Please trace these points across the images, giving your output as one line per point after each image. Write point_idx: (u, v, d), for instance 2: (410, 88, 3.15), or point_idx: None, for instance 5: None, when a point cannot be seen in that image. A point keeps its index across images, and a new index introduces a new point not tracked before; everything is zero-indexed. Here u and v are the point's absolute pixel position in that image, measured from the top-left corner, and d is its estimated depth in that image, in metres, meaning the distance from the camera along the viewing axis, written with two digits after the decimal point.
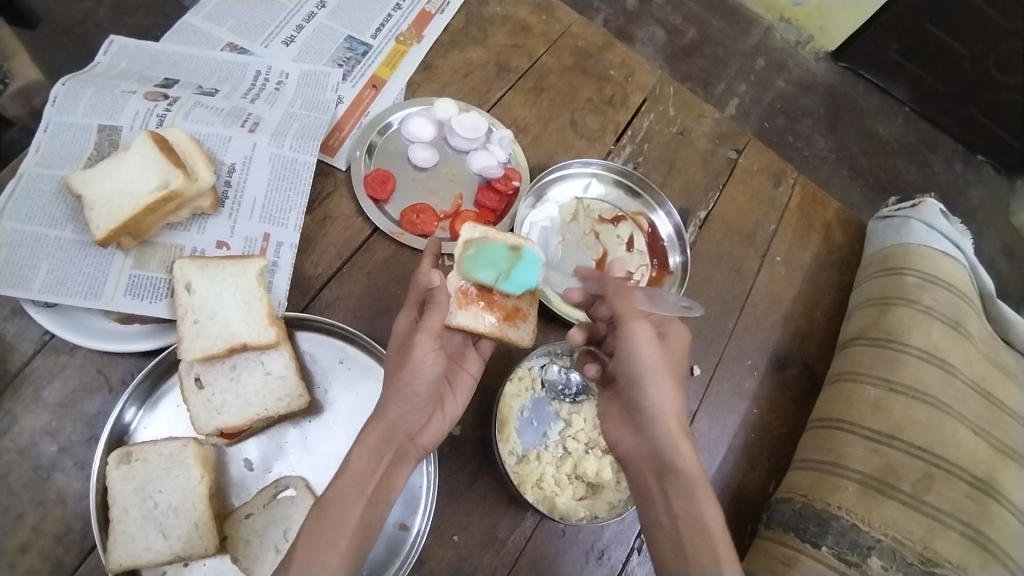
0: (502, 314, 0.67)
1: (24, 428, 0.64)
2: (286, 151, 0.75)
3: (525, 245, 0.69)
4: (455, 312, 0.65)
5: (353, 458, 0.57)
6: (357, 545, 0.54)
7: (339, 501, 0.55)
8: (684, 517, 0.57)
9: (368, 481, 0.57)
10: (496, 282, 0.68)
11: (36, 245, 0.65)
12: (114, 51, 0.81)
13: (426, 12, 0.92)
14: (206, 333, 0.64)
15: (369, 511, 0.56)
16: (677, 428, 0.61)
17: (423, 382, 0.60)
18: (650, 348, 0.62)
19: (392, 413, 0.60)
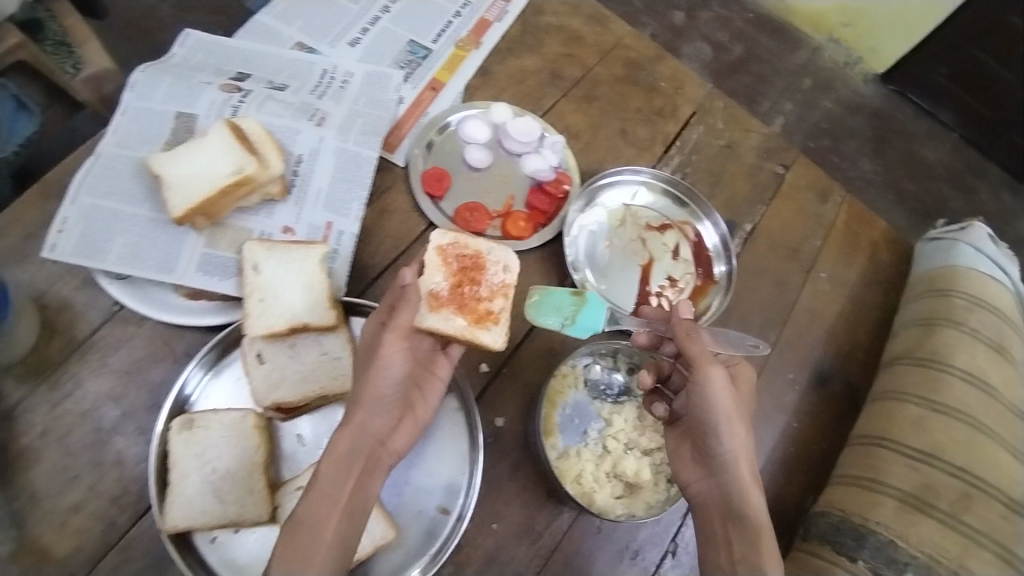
0: (473, 317, 0.66)
1: (88, 392, 0.68)
2: (351, 145, 0.78)
3: (494, 252, 0.69)
4: (426, 314, 0.64)
5: (320, 472, 0.57)
6: (337, 556, 0.54)
7: (312, 518, 0.55)
8: (746, 563, 0.57)
9: (340, 491, 0.56)
10: (467, 285, 0.67)
11: (113, 219, 0.69)
12: (190, 44, 0.86)
13: (484, 20, 0.96)
14: (270, 312, 0.68)
15: (345, 522, 0.55)
16: (750, 475, 0.61)
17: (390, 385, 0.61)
18: (725, 395, 0.61)
19: (358, 419, 0.60)
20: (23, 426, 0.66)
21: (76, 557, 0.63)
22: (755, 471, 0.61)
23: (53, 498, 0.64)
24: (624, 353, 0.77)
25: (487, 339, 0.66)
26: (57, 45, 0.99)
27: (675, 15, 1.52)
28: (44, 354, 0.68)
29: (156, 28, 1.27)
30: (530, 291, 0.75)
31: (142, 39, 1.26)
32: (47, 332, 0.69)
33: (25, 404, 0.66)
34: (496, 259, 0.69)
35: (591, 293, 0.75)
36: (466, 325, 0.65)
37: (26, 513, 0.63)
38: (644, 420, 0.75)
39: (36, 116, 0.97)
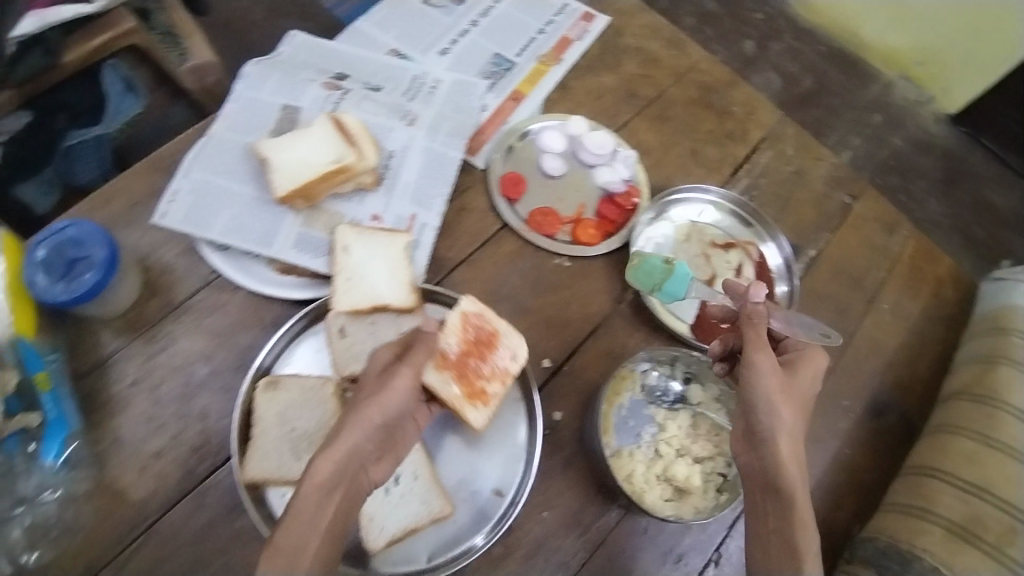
0: (468, 390, 0.68)
1: (181, 349, 0.74)
2: (438, 146, 0.84)
3: (509, 336, 0.73)
4: (430, 370, 0.67)
5: (299, 495, 0.55)
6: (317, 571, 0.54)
7: (297, 541, 0.54)
8: (778, 535, 0.60)
9: (318, 518, 0.55)
10: (473, 358, 0.70)
11: (221, 195, 0.76)
12: (294, 44, 0.93)
13: (566, 37, 1.01)
14: (355, 290, 0.73)
15: (323, 545, 0.55)
16: (791, 456, 0.61)
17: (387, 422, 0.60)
18: (769, 376, 0.62)
19: (346, 442, 0.57)
20: (118, 373, 0.72)
21: (153, 500, 0.68)
22: (796, 449, 0.61)
23: (138, 443, 0.70)
24: (683, 363, 0.79)
25: (472, 417, 0.68)
26: (165, 35, 1.07)
27: (746, 44, 1.58)
28: (144, 311, 0.75)
29: (256, 30, 1.38)
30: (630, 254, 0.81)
31: (244, 38, 1.36)
32: (147, 292, 0.76)
33: (123, 355, 0.73)
34: (509, 346, 0.72)
35: (682, 264, 0.79)
36: (461, 396, 0.67)
37: (111, 455, 0.69)
38: (698, 428, 0.77)
39: (140, 99, 1.05)
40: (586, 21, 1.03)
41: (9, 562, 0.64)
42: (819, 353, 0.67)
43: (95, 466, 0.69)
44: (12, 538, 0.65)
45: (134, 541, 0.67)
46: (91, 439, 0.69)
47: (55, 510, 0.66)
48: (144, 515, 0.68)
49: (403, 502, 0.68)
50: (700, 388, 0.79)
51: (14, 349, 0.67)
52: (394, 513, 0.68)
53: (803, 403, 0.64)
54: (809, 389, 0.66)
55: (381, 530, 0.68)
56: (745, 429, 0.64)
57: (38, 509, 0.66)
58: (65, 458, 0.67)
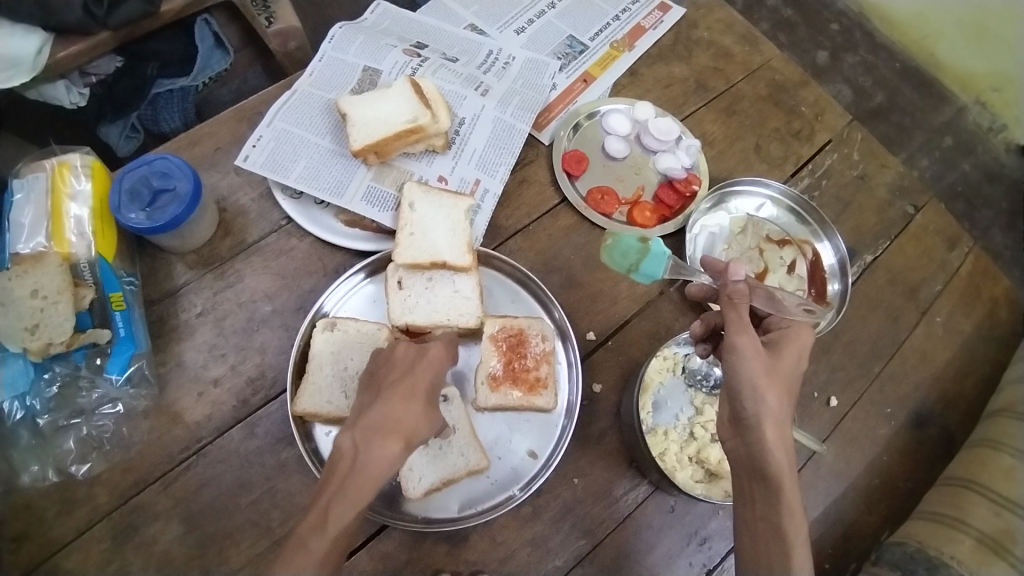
0: (526, 387, 0.73)
1: (248, 287, 0.79)
2: (507, 117, 0.87)
3: (534, 324, 0.76)
4: (487, 394, 0.73)
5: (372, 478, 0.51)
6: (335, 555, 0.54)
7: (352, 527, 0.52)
8: (766, 523, 0.58)
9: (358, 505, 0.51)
10: (516, 360, 0.74)
11: (300, 145, 0.80)
12: (379, 12, 0.97)
13: (640, 25, 1.02)
14: (416, 246, 0.76)
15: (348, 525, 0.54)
16: (778, 440, 0.58)
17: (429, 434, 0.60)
18: (752, 365, 0.60)
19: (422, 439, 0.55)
20: (187, 304, 0.78)
21: (207, 424, 0.73)
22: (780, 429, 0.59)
23: (198, 369, 0.75)
24: None
25: (541, 401, 0.73)
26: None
27: (819, 55, 1.57)
28: (216, 249, 0.80)
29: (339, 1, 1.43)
30: (607, 233, 0.85)
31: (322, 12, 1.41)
32: (222, 231, 0.81)
33: (193, 287, 0.78)
34: (537, 330, 0.76)
35: (657, 242, 0.82)
36: (522, 397, 0.73)
37: (173, 378, 0.74)
38: None
39: (228, 55, 1.08)
40: (661, 11, 1.04)
41: (60, 472, 0.69)
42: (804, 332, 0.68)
43: (157, 387, 0.74)
44: (69, 447, 0.70)
45: (185, 459, 0.71)
46: (155, 360, 0.75)
47: (114, 424, 0.71)
48: (197, 436, 0.72)
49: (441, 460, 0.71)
50: None
51: (93, 268, 0.72)
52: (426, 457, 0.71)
53: (787, 384, 0.62)
54: (794, 371, 0.64)
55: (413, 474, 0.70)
56: (731, 415, 0.62)
57: (96, 423, 0.71)
58: (128, 375, 0.72)
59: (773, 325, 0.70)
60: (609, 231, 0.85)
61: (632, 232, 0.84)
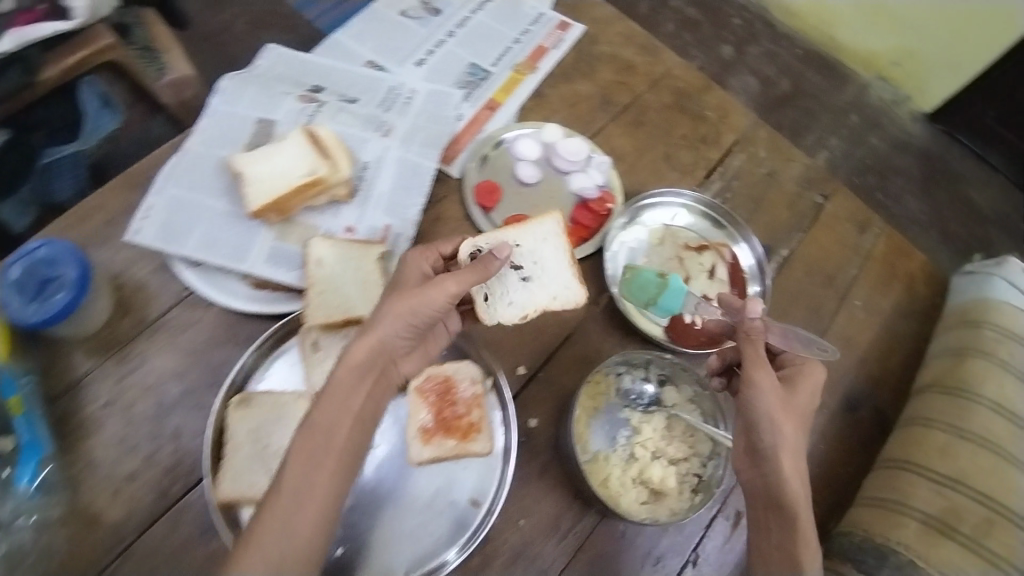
0: (459, 434, 0.73)
1: (153, 369, 0.75)
2: (412, 156, 0.85)
3: (461, 368, 0.76)
4: (420, 448, 0.72)
5: (338, 374, 0.61)
6: (344, 461, 0.59)
7: (326, 420, 0.59)
8: (783, 550, 0.62)
9: (353, 397, 0.61)
10: (447, 407, 0.74)
11: (195, 211, 0.77)
12: (272, 57, 0.92)
13: (542, 46, 1.02)
14: (328, 303, 0.73)
15: (357, 427, 0.60)
16: (793, 471, 0.62)
17: (424, 315, 0.64)
18: (771, 398, 0.63)
19: (381, 333, 0.62)
20: (90, 396, 0.73)
21: (128, 522, 0.68)
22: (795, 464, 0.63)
23: (110, 465, 0.70)
24: (657, 365, 0.79)
25: (477, 446, 0.73)
26: (143, 51, 1.05)
27: (724, 49, 1.60)
28: (118, 330, 0.76)
29: (238, 43, 1.39)
30: (624, 271, 0.86)
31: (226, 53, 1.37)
32: (121, 311, 0.76)
33: (97, 375, 0.74)
34: (464, 375, 0.76)
35: (675, 277, 0.84)
36: (457, 445, 0.72)
37: (83, 478, 0.69)
38: (672, 430, 0.78)
39: (117, 114, 1.09)
40: (561, 30, 1.03)
41: None
42: (818, 369, 0.69)
43: (67, 490, 0.68)
44: None
45: (107, 564, 0.67)
46: (62, 462, 0.69)
47: (33, 534, 0.66)
48: (118, 537, 0.68)
49: (547, 252, 0.77)
50: (675, 390, 0.80)
51: None
52: (545, 282, 0.76)
53: (801, 418, 0.65)
54: (809, 406, 0.67)
55: (553, 298, 0.75)
56: (747, 446, 0.65)
57: (14, 536, 0.65)
58: (39, 482, 0.67)
59: (786, 361, 0.72)
60: (626, 267, 0.86)
61: (650, 270, 0.86)
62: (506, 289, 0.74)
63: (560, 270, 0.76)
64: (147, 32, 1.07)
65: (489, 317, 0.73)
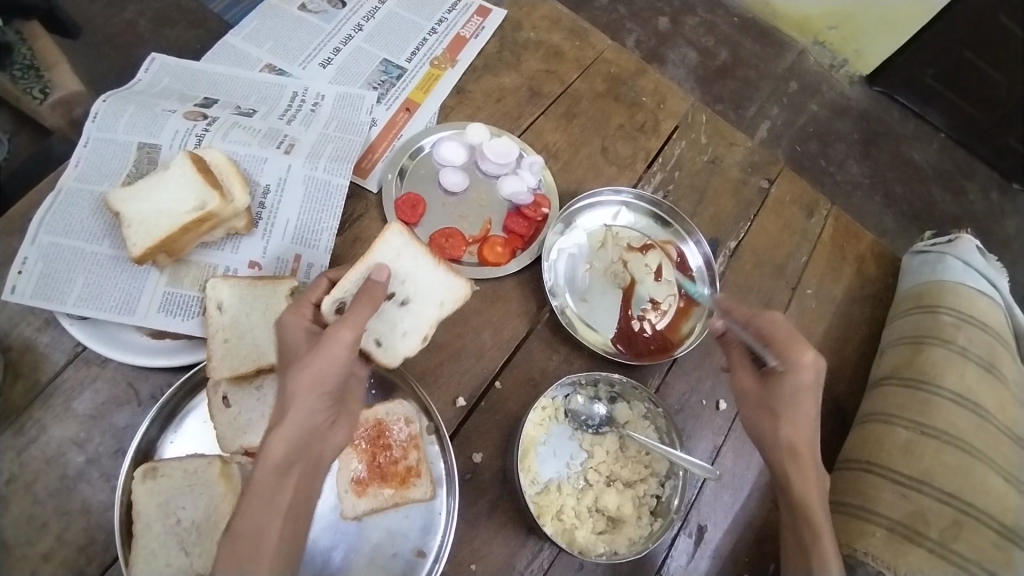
0: (396, 482, 0.65)
1: (53, 437, 0.65)
2: (320, 173, 0.77)
3: (393, 408, 0.68)
4: (354, 502, 0.64)
5: (256, 479, 0.50)
6: (282, 561, 0.50)
7: (255, 524, 0.49)
8: (794, 540, 0.65)
9: (277, 497, 0.50)
10: (380, 452, 0.67)
11: (74, 259, 0.68)
12: (155, 69, 0.83)
13: (460, 36, 0.93)
14: (235, 352, 0.67)
15: (290, 523, 0.51)
16: (789, 458, 0.65)
17: (335, 377, 0.54)
18: (743, 399, 0.69)
19: (299, 416, 0.52)
20: None
21: None
22: (795, 455, 0.65)
23: (21, 548, 0.61)
24: (605, 384, 0.74)
25: (416, 494, 0.65)
26: (25, 70, 0.96)
27: (660, 21, 1.54)
28: (9, 400, 0.66)
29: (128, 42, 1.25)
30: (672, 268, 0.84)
31: (113, 46, 1.18)
32: (11, 374, 0.67)
33: None
34: (397, 415, 0.68)
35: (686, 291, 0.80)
36: (394, 492, 0.65)
37: None
38: (626, 451, 0.73)
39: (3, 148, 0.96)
40: (481, 16, 0.95)
41: None
42: (808, 353, 0.65)
43: None
44: None
45: None
46: None
47: None
48: None
49: (410, 265, 0.69)
50: (626, 407, 0.75)
51: None
52: (425, 295, 0.69)
53: (793, 408, 0.65)
54: (795, 394, 0.65)
55: (441, 305, 0.69)
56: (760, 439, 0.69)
57: None
58: None
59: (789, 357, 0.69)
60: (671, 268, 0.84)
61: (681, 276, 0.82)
62: (392, 323, 0.67)
63: (432, 275, 0.69)
64: (31, 48, 0.98)
65: (392, 359, 0.67)
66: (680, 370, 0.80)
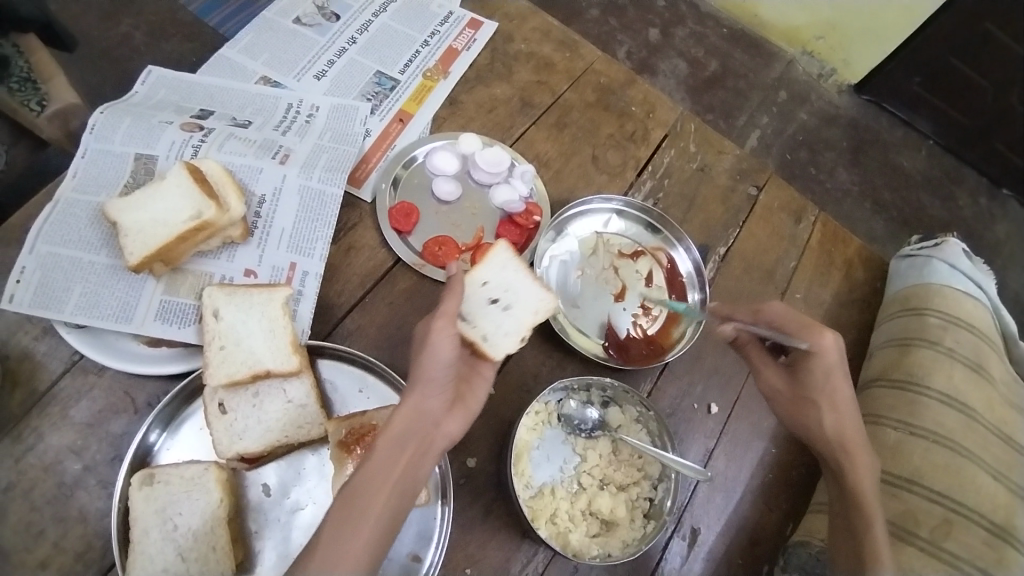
0: None
1: (51, 445, 0.66)
2: (315, 183, 0.78)
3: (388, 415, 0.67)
4: None
5: (373, 449, 0.54)
6: (383, 531, 0.53)
7: (362, 489, 0.53)
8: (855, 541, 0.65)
9: (390, 472, 0.54)
10: None
11: (71, 268, 0.69)
12: (152, 81, 0.84)
13: (453, 48, 0.95)
14: (231, 359, 0.67)
15: (394, 498, 0.54)
16: (855, 453, 0.68)
17: (442, 368, 0.56)
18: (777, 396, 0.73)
19: (413, 401, 0.56)
20: None
21: None
22: (843, 446, 0.68)
23: (19, 556, 0.61)
24: (598, 388, 0.75)
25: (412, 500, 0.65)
26: (23, 82, 0.94)
27: (651, 33, 1.56)
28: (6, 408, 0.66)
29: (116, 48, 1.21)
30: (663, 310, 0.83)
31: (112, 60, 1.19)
32: (9, 383, 0.67)
33: None
34: None
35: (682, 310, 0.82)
36: None
37: None
38: (619, 454, 0.74)
39: None
40: (472, 29, 0.97)
41: None
42: (827, 334, 0.67)
43: None
44: None
45: None
46: None
47: None
48: None
49: (511, 277, 0.72)
50: (619, 410, 0.76)
51: None
52: (523, 301, 0.71)
53: (828, 397, 0.69)
54: (824, 378, 0.69)
55: (537, 313, 0.70)
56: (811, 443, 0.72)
57: None
58: None
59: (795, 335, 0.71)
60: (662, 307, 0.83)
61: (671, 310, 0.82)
62: (494, 323, 0.68)
63: (525, 285, 0.72)
64: (29, 61, 0.96)
65: (496, 352, 0.66)
66: (671, 374, 0.82)
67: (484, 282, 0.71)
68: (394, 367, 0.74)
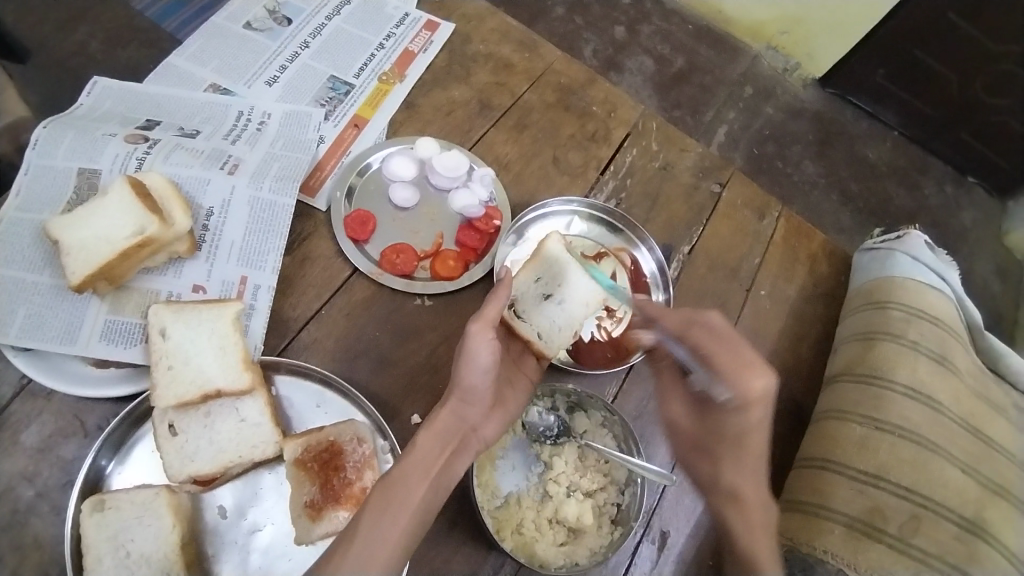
0: (353, 504, 0.63)
1: (1, 472, 0.63)
2: (265, 194, 0.76)
3: (344, 430, 0.65)
4: (310, 527, 0.62)
5: (420, 443, 0.60)
6: (419, 520, 0.57)
7: (403, 480, 0.58)
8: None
9: (433, 464, 0.60)
10: (333, 475, 0.64)
11: (13, 289, 0.66)
12: (98, 92, 0.81)
13: (409, 51, 0.93)
14: (180, 379, 0.65)
15: (432, 491, 0.59)
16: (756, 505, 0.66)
17: (483, 373, 0.62)
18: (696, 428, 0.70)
19: (456, 403, 0.63)
20: None
21: None
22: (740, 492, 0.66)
23: None
24: (562, 394, 0.75)
25: None
26: None
27: (617, 30, 1.56)
28: None
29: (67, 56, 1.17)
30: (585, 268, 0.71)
31: (63, 67, 1.15)
32: None
33: None
34: (348, 436, 0.65)
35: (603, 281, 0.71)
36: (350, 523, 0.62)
37: None
38: (585, 461, 0.73)
39: None
40: (429, 30, 0.95)
41: None
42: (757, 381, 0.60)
43: None
44: None
45: None
46: None
47: None
48: None
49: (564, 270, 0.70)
50: (584, 416, 0.75)
51: None
52: (575, 294, 0.70)
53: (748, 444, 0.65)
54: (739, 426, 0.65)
55: (588, 305, 0.70)
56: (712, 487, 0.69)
57: None
58: None
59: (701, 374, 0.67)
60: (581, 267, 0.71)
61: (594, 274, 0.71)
62: (549, 318, 0.71)
63: (579, 276, 0.69)
64: None
65: (550, 348, 0.71)
66: (637, 376, 0.81)
67: (536, 277, 0.71)
68: (354, 379, 0.72)
